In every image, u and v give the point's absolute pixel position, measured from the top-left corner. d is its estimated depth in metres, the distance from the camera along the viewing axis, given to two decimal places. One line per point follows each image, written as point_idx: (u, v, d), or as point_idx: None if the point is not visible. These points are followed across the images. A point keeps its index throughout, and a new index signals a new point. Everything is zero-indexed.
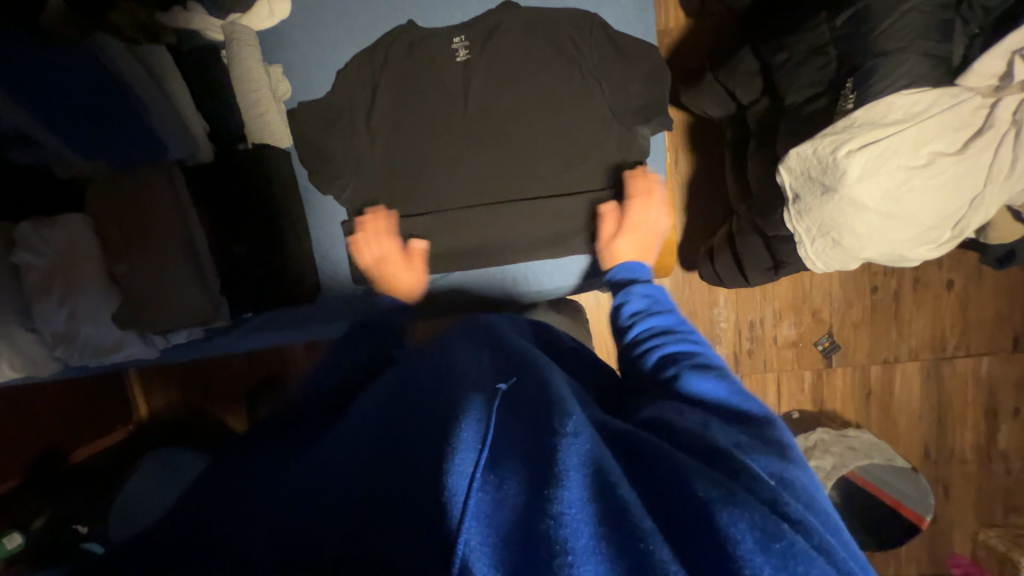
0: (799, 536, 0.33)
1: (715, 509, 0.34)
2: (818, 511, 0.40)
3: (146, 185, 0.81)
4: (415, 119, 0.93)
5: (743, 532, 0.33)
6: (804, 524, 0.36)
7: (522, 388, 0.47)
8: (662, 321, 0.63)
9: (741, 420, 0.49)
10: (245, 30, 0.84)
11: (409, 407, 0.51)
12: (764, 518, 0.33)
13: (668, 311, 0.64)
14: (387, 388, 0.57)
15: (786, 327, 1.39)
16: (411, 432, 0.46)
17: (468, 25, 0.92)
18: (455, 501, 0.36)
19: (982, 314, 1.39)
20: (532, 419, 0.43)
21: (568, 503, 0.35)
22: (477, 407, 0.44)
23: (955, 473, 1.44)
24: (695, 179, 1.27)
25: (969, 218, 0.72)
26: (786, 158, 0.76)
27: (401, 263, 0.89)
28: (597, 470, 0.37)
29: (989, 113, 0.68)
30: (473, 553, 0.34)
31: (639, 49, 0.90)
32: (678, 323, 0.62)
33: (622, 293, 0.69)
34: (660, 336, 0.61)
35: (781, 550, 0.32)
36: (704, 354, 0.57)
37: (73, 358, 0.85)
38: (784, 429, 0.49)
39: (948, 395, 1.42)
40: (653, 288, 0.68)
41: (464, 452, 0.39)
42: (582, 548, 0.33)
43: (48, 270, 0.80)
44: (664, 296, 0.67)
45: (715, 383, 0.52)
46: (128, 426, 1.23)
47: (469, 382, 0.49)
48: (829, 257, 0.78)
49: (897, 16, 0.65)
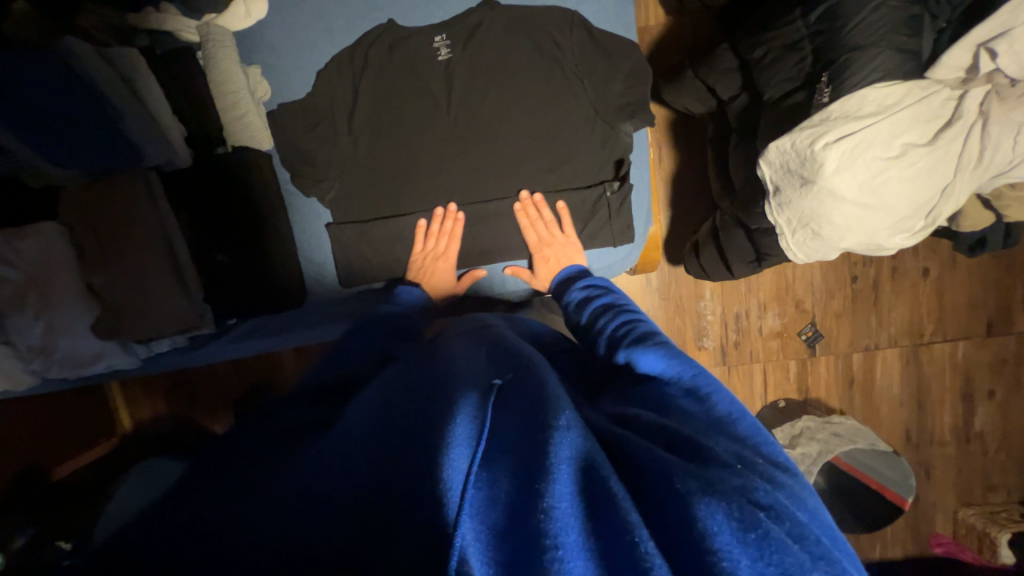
0: (773, 524, 0.34)
1: (694, 500, 0.35)
2: (784, 488, 0.39)
3: (121, 191, 0.78)
4: (398, 119, 0.92)
5: (719, 523, 0.33)
6: (773, 508, 0.36)
7: (518, 381, 0.47)
8: (605, 307, 0.71)
9: (691, 395, 0.50)
10: (220, 31, 0.82)
11: (403, 407, 0.50)
12: (741, 508, 0.34)
13: (608, 296, 0.73)
14: (380, 389, 0.57)
15: (770, 318, 1.42)
16: (405, 431, 0.46)
17: (449, 25, 0.92)
18: (450, 488, 0.38)
19: (956, 300, 1.43)
20: (525, 412, 0.43)
21: (559, 497, 0.35)
22: (470, 403, 0.44)
23: (935, 455, 1.49)
24: (678, 175, 1.28)
25: (941, 207, 0.74)
26: (766, 152, 0.78)
27: (447, 260, 0.94)
28: (587, 463, 0.37)
29: (957, 104, 0.70)
30: (469, 549, 0.35)
31: (619, 48, 0.91)
32: (620, 304, 0.71)
33: (568, 293, 0.80)
34: (606, 321, 0.68)
35: (756, 540, 0.32)
36: (644, 326, 0.63)
37: (52, 371, 0.83)
38: (726, 392, 0.49)
39: (927, 380, 1.47)
40: (593, 282, 0.80)
41: (458, 448, 0.40)
42: (571, 543, 0.34)
43: (21, 282, 0.78)
44: (605, 286, 0.78)
45: (658, 353, 0.55)
46: (112, 440, 1.21)
47: (464, 379, 0.49)
48: (810, 248, 0.80)
49: (869, 10, 0.66)
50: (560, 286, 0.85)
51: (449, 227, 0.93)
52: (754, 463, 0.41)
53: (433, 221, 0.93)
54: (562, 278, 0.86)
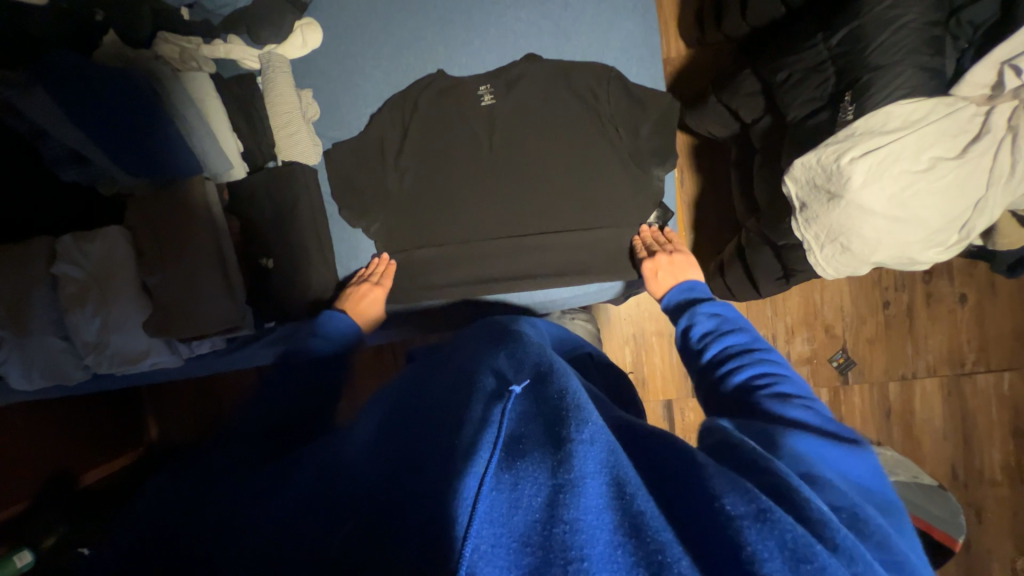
0: (832, 560, 0.31)
1: (740, 527, 0.33)
2: (890, 556, 0.36)
3: (181, 198, 0.84)
4: (433, 138, 0.97)
5: (770, 550, 0.32)
6: (846, 551, 0.33)
7: (536, 394, 0.48)
8: (738, 345, 0.67)
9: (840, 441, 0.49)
10: (280, 59, 0.91)
11: (422, 416, 0.51)
12: (793, 540, 0.32)
13: (743, 334, 0.68)
14: (408, 386, 0.60)
15: (799, 343, 1.39)
16: (429, 432, 0.47)
17: (484, 51, 0.98)
18: (466, 497, 0.36)
19: (998, 328, 1.38)
20: (551, 425, 0.43)
21: (584, 509, 0.35)
22: (495, 409, 0.45)
23: (986, 497, 1.39)
24: (702, 198, 1.30)
25: (974, 222, 0.74)
26: (791, 169, 0.80)
27: (380, 286, 0.94)
28: (616, 479, 0.38)
29: (985, 119, 0.70)
30: (481, 559, 0.32)
31: (644, 75, 0.97)
32: (755, 345, 0.66)
33: (692, 315, 0.74)
34: (733, 364, 0.64)
35: (811, 572, 0.30)
36: (790, 379, 0.60)
37: (101, 366, 0.87)
38: (864, 462, 0.47)
39: (972, 413, 1.39)
40: (721, 308, 0.73)
41: (484, 451, 0.40)
42: (597, 555, 0.32)
43: (86, 280, 0.84)
44: (734, 317, 0.71)
45: (803, 411, 0.54)
46: (138, 450, 1.25)
47: (485, 379, 0.51)
48: (839, 263, 0.80)
49: (890, 31, 0.69)
50: (674, 307, 0.80)
51: (378, 265, 0.96)
52: (860, 520, 0.38)
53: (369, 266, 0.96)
54: (680, 293, 0.80)
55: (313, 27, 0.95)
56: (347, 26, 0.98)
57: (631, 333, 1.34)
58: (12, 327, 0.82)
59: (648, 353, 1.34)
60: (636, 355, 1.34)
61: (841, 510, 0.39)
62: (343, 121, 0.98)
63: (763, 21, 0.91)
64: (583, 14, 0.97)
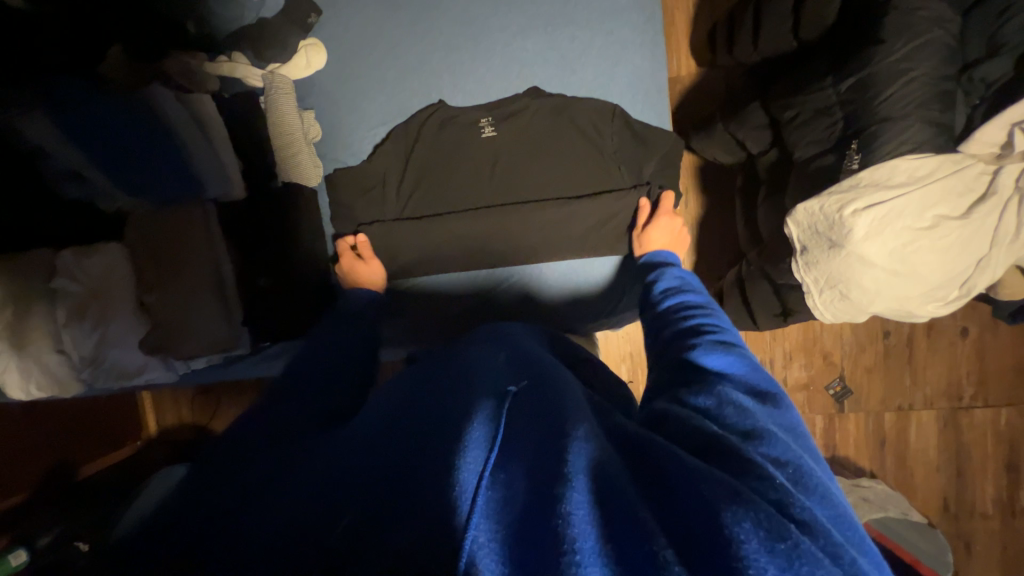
0: (805, 538, 0.31)
1: (719, 508, 0.33)
2: (830, 507, 0.37)
3: (181, 220, 0.85)
4: (435, 161, 0.96)
5: (747, 532, 0.31)
6: (808, 525, 0.33)
7: (534, 392, 0.45)
8: (694, 302, 0.65)
9: (765, 398, 0.47)
10: (282, 80, 0.89)
11: (433, 400, 0.48)
12: (769, 519, 0.32)
13: (700, 296, 0.67)
14: (403, 386, 0.56)
15: (796, 369, 1.38)
16: (421, 425, 0.45)
17: (489, 74, 0.97)
18: (463, 495, 0.36)
19: (997, 363, 1.37)
20: (543, 420, 0.41)
21: (577, 504, 0.34)
22: (485, 407, 0.43)
23: (976, 530, 1.39)
24: (706, 219, 1.28)
25: (976, 278, 0.74)
26: (792, 212, 0.79)
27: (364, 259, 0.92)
28: (601, 474, 0.36)
29: (991, 179, 0.70)
30: (481, 550, 0.32)
31: (649, 110, 0.96)
32: (708, 305, 0.65)
33: (659, 273, 0.75)
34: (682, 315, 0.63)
35: (785, 550, 0.30)
36: (727, 334, 0.57)
37: (99, 381, 0.88)
38: (795, 415, 0.46)
39: (966, 446, 1.39)
40: (684, 274, 0.73)
41: (473, 450, 0.38)
42: (589, 549, 0.31)
43: (83, 295, 0.83)
44: (696, 281, 0.71)
45: (731, 359, 0.51)
46: (136, 442, 1.25)
47: (485, 379, 0.49)
48: (837, 309, 0.79)
49: (900, 84, 0.67)
50: (644, 267, 0.82)
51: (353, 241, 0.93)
52: (805, 476, 0.38)
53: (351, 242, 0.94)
54: (649, 259, 0.82)
55: (319, 49, 0.94)
56: (352, 46, 0.97)
57: (628, 352, 1.33)
58: (9, 338, 0.81)
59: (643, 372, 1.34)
60: (631, 375, 1.34)
61: (787, 465, 0.39)
62: (345, 140, 0.98)
63: (775, 52, 0.89)
64: (590, 40, 0.95)
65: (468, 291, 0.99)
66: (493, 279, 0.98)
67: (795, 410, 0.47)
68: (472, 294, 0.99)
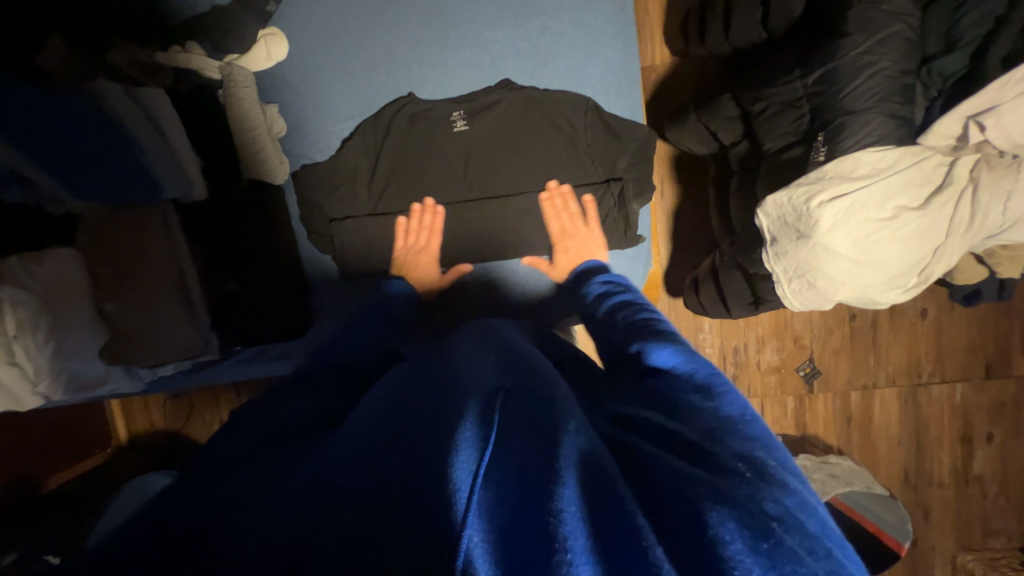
0: (787, 534, 0.31)
1: (703, 507, 0.32)
2: (796, 496, 0.35)
3: (137, 223, 0.81)
4: (407, 156, 0.94)
5: (731, 532, 0.30)
6: (783, 518, 0.32)
7: (527, 390, 0.43)
8: (624, 303, 0.67)
9: (705, 389, 0.47)
10: (243, 73, 0.85)
11: (418, 399, 0.47)
12: (751, 515, 0.31)
13: (628, 293, 0.70)
14: (393, 382, 0.54)
15: (768, 353, 1.42)
16: (411, 428, 0.42)
17: (460, 65, 0.94)
18: (461, 495, 0.34)
19: (954, 342, 1.44)
20: (533, 416, 0.40)
21: (568, 501, 0.32)
22: (473, 408, 0.40)
23: (933, 499, 1.48)
24: (681, 209, 1.30)
25: (933, 266, 0.77)
26: (763, 204, 0.80)
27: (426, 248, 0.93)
28: (593, 468, 0.35)
29: (949, 169, 0.73)
30: (476, 550, 0.31)
31: (622, 103, 0.96)
32: (636, 300, 0.67)
33: (586, 285, 0.77)
34: (622, 315, 0.65)
35: (769, 549, 0.29)
36: (663, 326, 0.60)
37: (55, 395, 0.81)
38: (744, 400, 0.46)
39: (925, 421, 1.46)
40: (615, 276, 0.76)
41: (464, 450, 0.36)
42: (580, 548, 0.30)
43: (37, 306, 0.78)
44: (626, 281, 0.75)
45: (672, 353, 0.53)
46: (105, 450, 1.21)
47: (477, 375, 0.47)
48: (806, 298, 0.82)
49: (863, 78, 0.69)
50: (578, 277, 0.83)
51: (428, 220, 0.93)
52: (767, 469, 0.37)
53: (411, 216, 0.93)
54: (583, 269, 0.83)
55: (279, 39, 0.89)
56: (316, 35, 0.93)
57: None
58: None
59: None
60: None
61: (748, 460, 0.38)
62: (312, 135, 0.95)
63: (745, 43, 0.89)
64: (562, 30, 0.94)
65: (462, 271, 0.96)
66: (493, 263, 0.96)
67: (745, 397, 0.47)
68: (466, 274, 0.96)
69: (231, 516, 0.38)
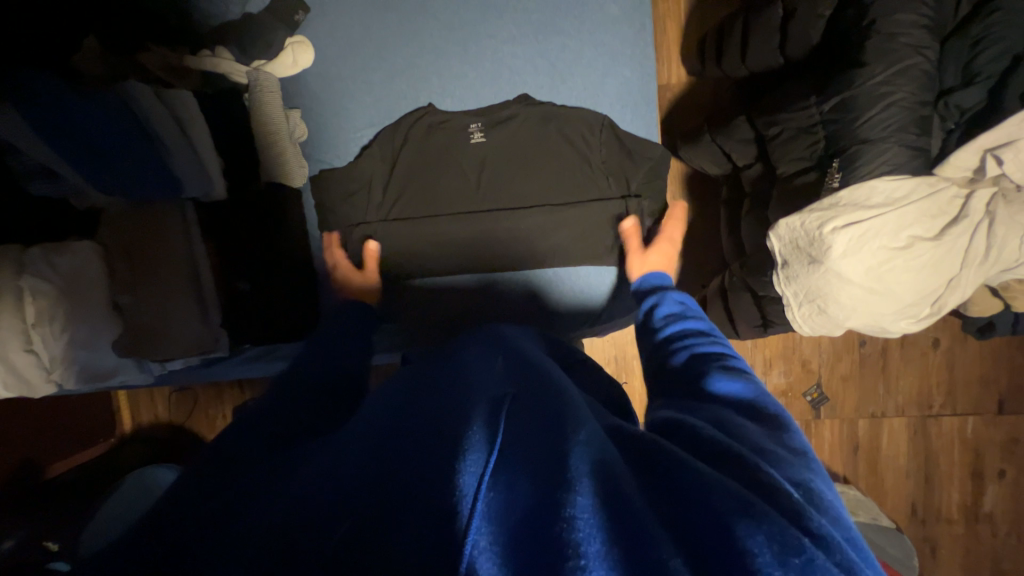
0: (819, 552, 0.30)
1: (731, 520, 0.31)
2: (845, 530, 0.35)
3: (157, 220, 0.83)
4: (423, 164, 0.95)
5: (760, 545, 0.29)
6: (825, 539, 0.31)
7: (533, 397, 0.43)
8: (695, 330, 0.62)
9: (764, 418, 0.45)
10: (268, 78, 0.88)
11: (427, 407, 0.46)
12: (781, 530, 0.30)
13: (699, 321, 0.63)
14: (401, 385, 0.54)
15: (775, 376, 1.41)
16: (417, 433, 0.42)
17: (480, 80, 0.97)
18: (464, 496, 0.34)
19: (966, 373, 1.42)
20: (540, 424, 0.40)
21: (581, 508, 0.32)
22: (478, 416, 0.41)
23: (940, 534, 1.44)
24: (691, 227, 1.30)
25: (946, 298, 0.76)
26: (775, 227, 0.81)
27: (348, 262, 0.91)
28: (608, 475, 0.34)
29: (963, 204, 0.72)
30: (481, 556, 0.31)
31: (637, 122, 0.97)
32: (712, 330, 0.62)
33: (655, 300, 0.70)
34: (690, 338, 0.61)
35: (799, 565, 0.29)
36: (736, 361, 0.55)
37: (69, 382, 0.83)
38: (801, 435, 0.45)
39: (935, 453, 1.43)
40: (685, 298, 0.69)
41: (473, 454, 0.36)
42: (594, 553, 0.30)
43: (55, 295, 0.79)
44: (698, 308, 0.67)
45: (740, 384, 0.50)
46: (110, 440, 1.22)
47: (484, 384, 0.47)
48: (815, 323, 0.81)
49: (880, 107, 0.69)
50: (639, 292, 0.77)
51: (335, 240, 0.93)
52: (816, 496, 0.36)
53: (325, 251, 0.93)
54: (645, 281, 0.77)
55: (306, 48, 0.92)
56: (340, 45, 0.95)
57: (614, 356, 1.30)
58: None
59: (630, 378, 1.31)
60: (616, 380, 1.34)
61: (798, 485, 0.37)
62: (331, 140, 0.96)
63: (762, 67, 0.90)
64: (581, 49, 0.96)
65: (470, 279, 0.98)
66: (500, 273, 0.97)
67: (800, 429, 0.45)
68: (473, 282, 0.98)
69: (237, 511, 0.39)
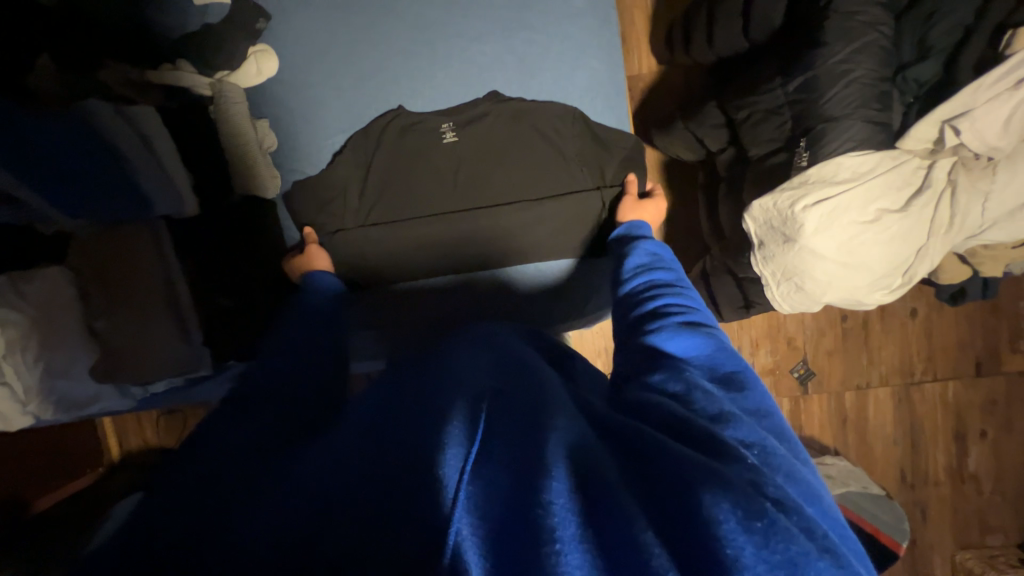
0: (780, 513, 0.31)
1: (699, 489, 0.32)
2: (799, 484, 0.36)
3: (129, 240, 0.82)
4: (398, 167, 0.95)
5: (726, 512, 0.30)
6: (784, 502, 0.33)
7: (516, 388, 0.44)
8: (662, 281, 0.62)
9: (724, 382, 0.46)
10: (232, 87, 0.86)
11: (406, 406, 0.46)
12: (747, 497, 0.31)
13: (668, 272, 0.63)
14: (384, 387, 0.54)
15: (763, 355, 1.43)
16: (398, 433, 0.42)
17: (450, 81, 0.97)
18: (448, 488, 0.34)
19: (944, 339, 1.46)
20: (520, 412, 0.40)
21: (556, 492, 0.32)
22: (459, 411, 0.41)
23: (930, 497, 1.48)
24: (672, 215, 1.31)
25: (916, 267, 0.78)
26: (749, 209, 0.81)
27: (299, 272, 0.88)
28: (584, 458, 0.35)
29: (926, 173, 0.74)
30: (466, 542, 0.31)
31: (609, 113, 0.98)
32: (677, 282, 0.61)
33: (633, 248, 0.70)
34: (655, 291, 0.60)
35: (762, 529, 0.29)
36: (698, 315, 0.55)
37: (46, 414, 0.81)
38: (764, 393, 0.45)
39: (919, 419, 1.47)
40: (657, 249, 0.69)
41: (452, 448, 0.37)
42: (569, 536, 0.31)
43: (27, 324, 0.78)
44: (669, 257, 0.67)
45: (697, 341, 0.50)
46: (96, 470, 1.19)
47: (465, 380, 0.46)
48: (794, 300, 0.83)
49: (841, 85, 0.70)
50: (620, 240, 0.78)
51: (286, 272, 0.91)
52: (771, 456, 0.37)
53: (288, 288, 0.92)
54: (625, 231, 0.78)
55: (269, 55, 0.91)
56: (307, 52, 0.94)
57: (604, 346, 1.31)
58: None
59: None
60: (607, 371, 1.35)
61: (753, 447, 0.38)
62: (303, 149, 0.95)
63: (728, 51, 0.91)
64: (549, 44, 0.96)
65: (452, 279, 0.98)
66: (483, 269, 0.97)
67: (765, 389, 0.46)
68: (456, 281, 0.98)
69: (220, 525, 0.38)
